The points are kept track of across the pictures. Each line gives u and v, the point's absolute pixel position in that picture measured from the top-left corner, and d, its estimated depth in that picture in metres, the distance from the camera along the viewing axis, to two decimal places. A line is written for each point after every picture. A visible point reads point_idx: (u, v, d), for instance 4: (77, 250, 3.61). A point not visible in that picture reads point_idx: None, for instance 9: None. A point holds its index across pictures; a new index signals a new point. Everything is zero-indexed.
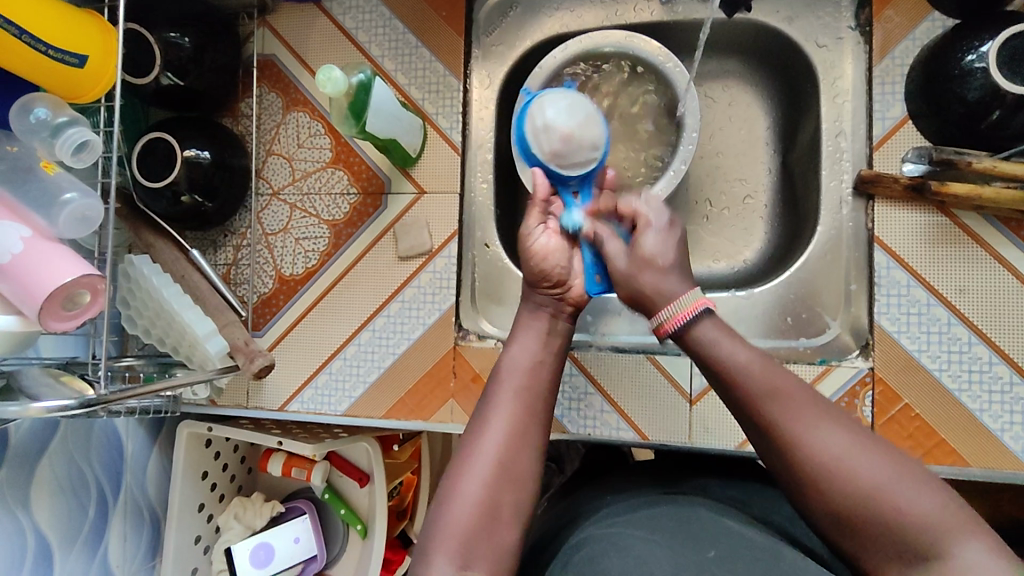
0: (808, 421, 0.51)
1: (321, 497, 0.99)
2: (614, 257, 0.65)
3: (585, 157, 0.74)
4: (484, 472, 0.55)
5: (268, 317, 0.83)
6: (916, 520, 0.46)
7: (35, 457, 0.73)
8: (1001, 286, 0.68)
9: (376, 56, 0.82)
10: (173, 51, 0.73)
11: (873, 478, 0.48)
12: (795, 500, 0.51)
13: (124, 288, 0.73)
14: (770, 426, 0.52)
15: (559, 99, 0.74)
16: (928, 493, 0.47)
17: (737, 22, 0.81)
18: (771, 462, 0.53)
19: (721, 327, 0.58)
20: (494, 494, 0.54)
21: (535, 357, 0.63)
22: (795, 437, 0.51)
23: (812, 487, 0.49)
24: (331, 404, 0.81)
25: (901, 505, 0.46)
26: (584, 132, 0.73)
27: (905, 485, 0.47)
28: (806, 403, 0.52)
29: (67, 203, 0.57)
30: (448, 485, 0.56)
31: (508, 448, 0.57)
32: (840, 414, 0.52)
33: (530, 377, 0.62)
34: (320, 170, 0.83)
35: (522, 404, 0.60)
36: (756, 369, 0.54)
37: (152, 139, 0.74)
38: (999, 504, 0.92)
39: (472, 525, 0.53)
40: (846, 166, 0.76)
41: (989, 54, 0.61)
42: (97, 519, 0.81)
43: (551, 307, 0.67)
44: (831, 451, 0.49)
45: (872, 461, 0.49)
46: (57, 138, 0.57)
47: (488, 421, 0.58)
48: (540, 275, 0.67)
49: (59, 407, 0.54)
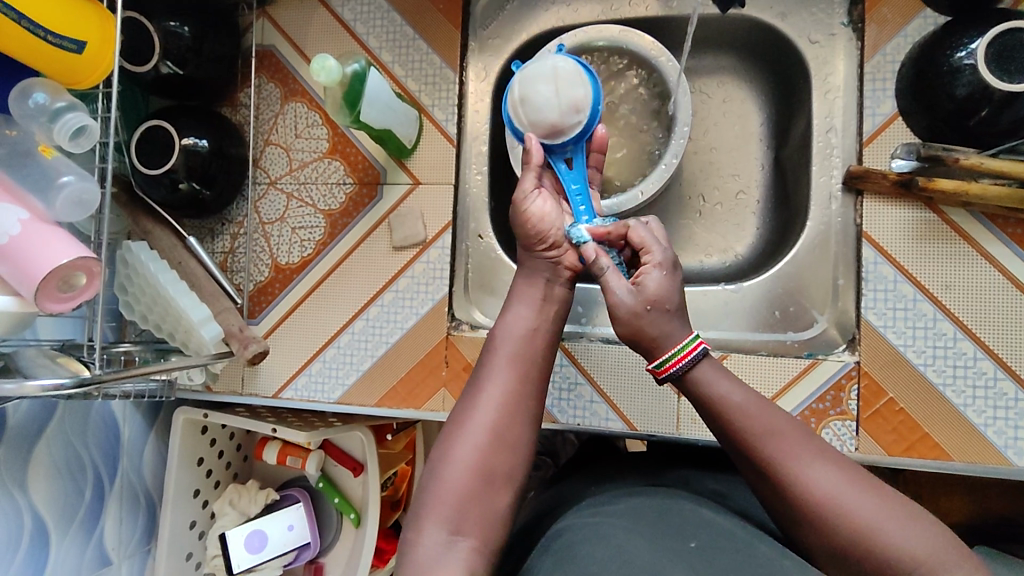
0: (803, 459, 0.53)
1: (315, 486, 1.00)
2: (617, 291, 0.63)
3: (564, 118, 0.70)
4: (477, 437, 0.57)
5: (263, 305, 0.84)
6: (911, 560, 0.48)
7: (33, 439, 0.74)
8: (987, 283, 0.69)
9: (374, 48, 0.83)
10: (172, 41, 0.74)
11: (867, 519, 0.49)
12: (796, 540, 0.53)
13: (122, 274, 0.74)
14: (769, 467, 0.54)
15: (549, 61, 0.71)
16: (918, 531, 0.49)
17: (731, 18, 0.82)
18: (768, 500, 0.55)
19: (717, 369, 0.60)
20: (486, 458, 0.56)
21: (531, 325, 0.65)
22: (791, 480, 0.53)
23: (811, 527, 0.51)
24: (324, 392, 0.82)
25: (893, 545, 0.48)
26: (564, 90, 0.70)
27: (900, 525, 0.49)
28: (799, 444, 0.54)
29: (63, 186, 0.58)
30: (440, 449, 0.57)
31: (502, 414, 0.58)
32: (830, 454, 0.54)
33: (522, 345, 0.63)
34: (317, 160, 0.84)
35: (515, 372, 0.61)
36: (752, 412, 0.56)
37: (151, 127, 0.75)
38: (985, 501, 0.92)
39: (463, 489, 0.54)
40: (836, 162, 0.77)
41: (978, 51, 0.62)
42: (94, 501, 0.82)
43: (546, 273, 0.68)
44: (823, 489, 0.51)
45: (864, 501, 0.50)
46: (56, 122, 0.58)
47: (482, 387, 0.60)
48: (536, 239, 0.67)
49: (55, 386, 0.55)
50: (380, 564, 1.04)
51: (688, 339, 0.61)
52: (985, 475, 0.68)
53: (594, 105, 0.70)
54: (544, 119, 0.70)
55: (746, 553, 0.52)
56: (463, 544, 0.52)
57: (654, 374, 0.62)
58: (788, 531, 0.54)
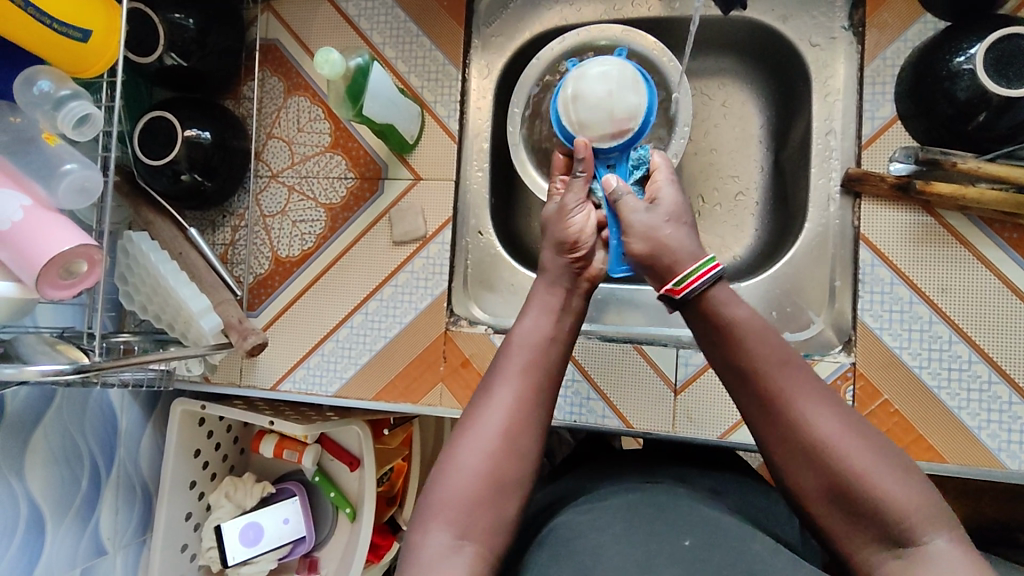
0: (808, 395, 0.53)
1: (310, 480, 1.01)
2: (632, 211, 0.64)
3: (619, 126, 0.73)
4: (487, 444, 0.56)
5: (263, 298, 0.84)
6: (900, 508, 0.48)
7: (30, 426, 0.74)
8: (982, 286, 0.69)
9: (377, 43, 0.83)
10: (176, 32, 0.74)
11: (863, 462, 0.50)
12: (781, 474, 0.54)
13: (123, 264, 0.75)
14: (773, 396, 0.54)
15: (600, 68, 0.74)
16: (909, 482, 0.49)
17: (733, 20, 0.82)
18: (764, 429, 0.54)
19: (733, 295, 0.58)
20: (496, 468, 0.55)
21: (549, 333, 0.62)
22: (793, 413, 0.53)
23: (806, 462, 0.52)
24: (322, 385, 0.82)
25: (885, 493, 0.49)
26: (618, 100, 0.72)
27: (892, 475, 0.50)
28: (804, 380, 0.54)
29: (66, 174, 0.58)
30: (447, 456, 0.57)
31: (513, 421, 0.57)
32: (834, 396, 0.54)
33: (537, 351, 0.61)
34: (319, 154, 0.84)
35: (528, 378, 0.60)
36: (764, 341, 0.55)
37: (154, 118, 0.75)
38: (979, 506, 0.93)
39: (469, 494, 0.54)
40: (835, 164, 0.77)
41: (977, 57, 0.62)
42: (90, 491, 0.83)
43: (567, 282, 0.65)
44: (825, 427, 0.52)
45: (862, 446, 0.51)
46: (60, 110, 0.59)
47: (495, 392, 0.59)
48: (568, 241, 0.66)
49: (54, 371, 0.55)
50: (375, 559, 1.04)
51: (705, 260, 0.59)
52: (978, 478, 0.68)
53: (646, 114, 0.73)
54: (597, 127, 0.73)
55: (739, 549, 0.52)
56: (470, 548, 0.53)
57: (671, 295, 0.59)
58: (776, 463, 0.54)
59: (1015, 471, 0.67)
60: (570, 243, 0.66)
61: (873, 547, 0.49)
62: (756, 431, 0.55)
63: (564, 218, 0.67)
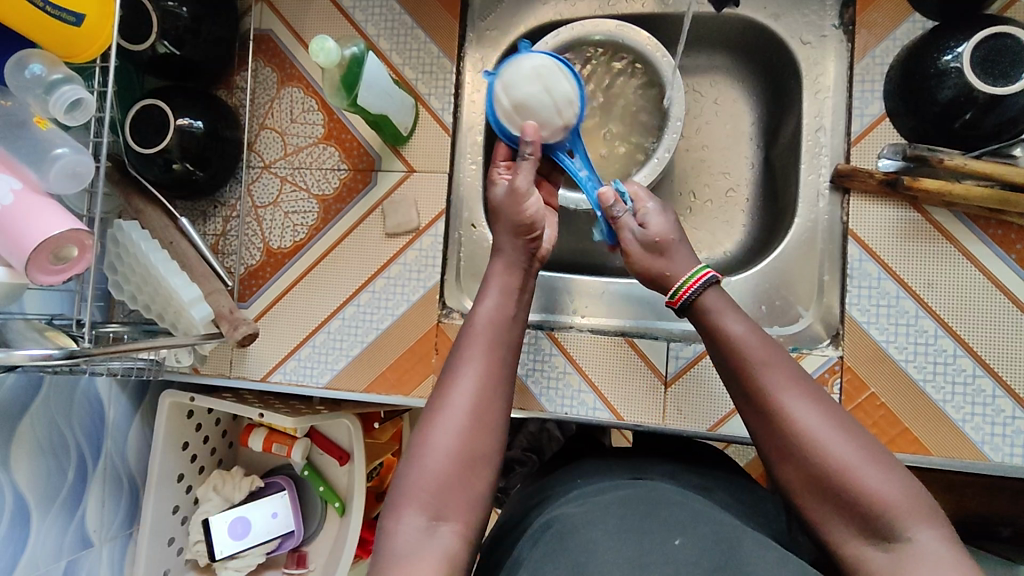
0: (793, 392, 0.55)
1: (300, 474, 0.99)
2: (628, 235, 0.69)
3: (563, 115, 0.72)
4: (455, 424, 0.56)
5: (254, 289, 0.84)
6: (881, 503, 0.49)
7: (17, 416, 0.73)
8: (968, 282, 0.70)
9: (371, 35, 0.83)
10: (169, 20, 0.74)
11: (846, 457, 0.51)
12: (770, 467, 0.55)
13: (113, 253, 0.74)
14: (759, 396, 0.56)
15: (524, 68, 0.71)
16: (893, 478, 0.50)
17: (726, 17, 0.83)
18: (756, 430, 0.56)
19: (724, 301, 0.63)
20: (468, 446, 0.56)
21: (508, 312, 0.64)
22: (777, 408, 0.54)
23: (790, 456, 0.53)
24: (313, 376, 0.82)
25: (866, 487, 0.49)
26: (557, 93, 0.71)
27: (877, 471, 0.50)
28: (791, 379, 0.55)
29: (57, 158, 0.57)
30: (419, 439, 0.57)
31: (479, 400, 0.58)
32: (823, 394, 0.55)
33: (495, 332, 0.62)
34: (312, 146, 0.84)
35: (489, 358, 0.61)
36: (752, 343, 0.58)
37: (146, 106, 0.75)
38: (962, 500, 0.94)
39: (443, 475, 0.54)
40: (824, 160, 0.78)
41: (964, 55, 0.64)
42: (76, 482, 0.82)
43: (522, 262, 0.67)
44: (810, 424, 0.53)
45: (847, 443, 0.52)
46: (51, 95, 0.58)
47: (459, 374, 0.59)
48: (525, 224, 0.67)
49: (43, 356, 0.55)
50: (364, 554, 1.04)
51: (696, 269, 0.65)
52: (961, 470, 0.70)
53: (583, 94, 0.72)
54: (544, 123, 0.72)
55: (728, 543, 0.53)
56: (445, 528, 0.53)
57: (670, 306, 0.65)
58: (765, 460, 0.55)
59: (998, 464, 0.68)
60: (526, 226, 0.67)
61: (858, 541, 0.50)
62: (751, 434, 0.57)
63: (517, 201, 0.67)
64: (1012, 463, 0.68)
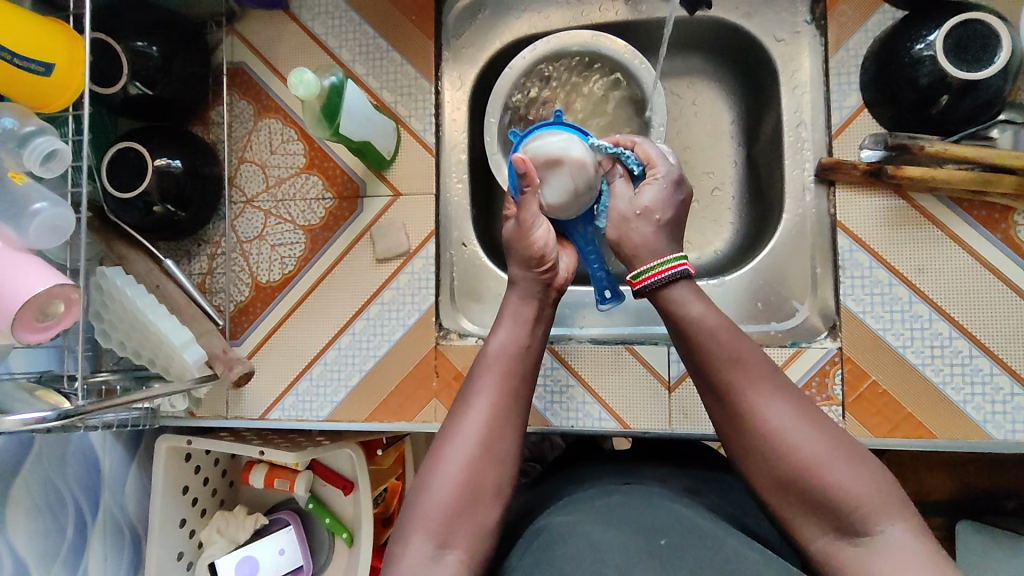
0: (761, 391, 0.55)
1: (305, 508, 0.97)
2: (618, 197, 0.68)
3: (582, 200, 0.71)
4: (464, 454, 0.56)
5: (245, 325, 0.83)
6: (855, 498, 0.50)
7: (10, 477, 0.71)
8: (957, 265, 0.71)
9: (346, 61, 0.83)
10: (140, 60, 0.72)
11: (812, 452, 0.52)
12: (740, 465, 0.56)
13: (97, 301, 0.71)
14: (727, 392, 0.56)
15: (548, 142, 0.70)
16: (862, 472, 0.51)
17: (699, 19, 0.84)
18: (724, 424, 0.57)
19: (691, 291, 0.61)
20: (476, 477, 0.55)
21: (520, 344, 0.63)
22: (746, 407, 0.55)
23: (759, 457, 0.54)
24: (312, 410, 0.80)
25: (838, 483, 0.51)
26: (580, 176, 0.69)
27: (845, 465, 0.52)
28: (760, 373, 0.56)
29: (36, 213, 0.55)
30: (427, 469, 0.56)
31: (488, 434, 0.57)
32: (793, 391, 0.56)
33: (513, 363, 0.62)
34: (294, 176, 0.83)
35: (501, 386, 0.60)
36: (722, 338, 0.57)
37: (122, 149, 0.73)
38: (966, 478, 0.94)
39: (452, 502, 0.54)
40: (807, 154, 0.79)
41: (936, 43, 0.65)
42: (76, 538, 0.79)
43: (538, 292, 0.66)
44: (778, 423, 0.54)
45: (816, 438, 0.53)
46: (25, 148, 0.56)
47: (472, 401, 0.59)
48: (530, 258, 0.66)
49: (37, 419, 0.53)
50: None
51: (669, 258, 0.62)
52: (965, 450, 0.70)
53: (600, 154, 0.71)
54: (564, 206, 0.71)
55: (738, 545, 0.53)
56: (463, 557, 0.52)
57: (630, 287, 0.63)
58: (734, 456, 0.57)
59: (1001, 441, 0.69)
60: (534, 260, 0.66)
61: (826, 537, 0.51)
62: (718, 429, 0.58)
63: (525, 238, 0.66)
64: (1014, 440, 0.68)
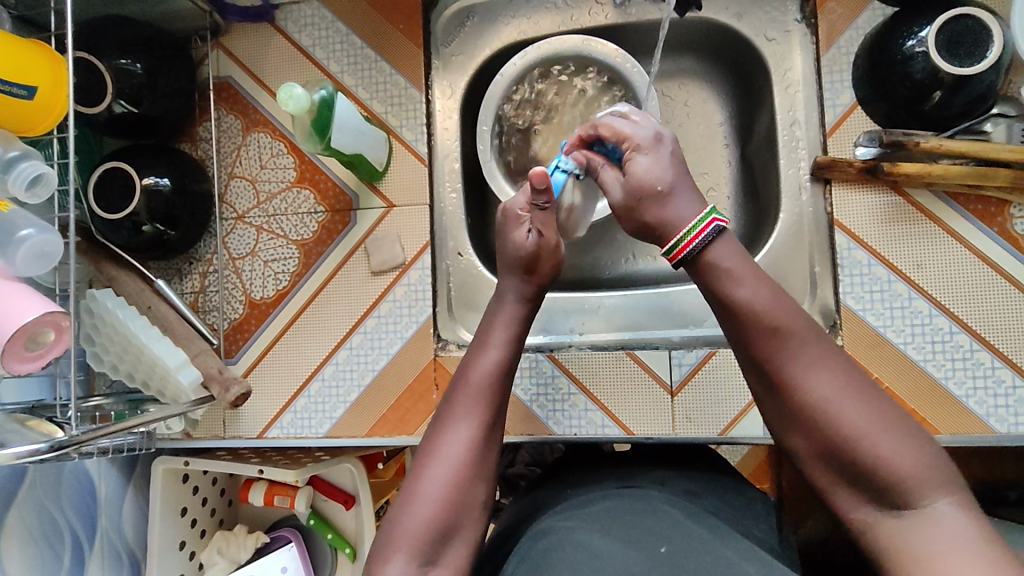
0: (806, 361, 0.50)
1: (306, 524, 0.96)
2: (612, 191, 0.60)
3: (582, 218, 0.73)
4: (446, 473, 0.54)
5: (240, 344, 0.81)
6: (900, 474, 0.47)
7: (3, 508, 0.70)
8: (956, 260, 0.71)
9: (335, 72, 0.81)
10: (124, 78, 0.71)
11: (858, 427, 0.48)
12: (778, 431, 0.53)
13: (88, 323, 0.71)
14: (766, 361, 0.51)
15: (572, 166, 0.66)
16: (910, 444, 0.48)
17: (689, 20, 0.83)
18: (764, 391, 0.53)
19: (733, 251, 0.54)
20: (458, 495, 0.54)
21: (505, 359, 0.60)
22: (786, 378, 0.50)
23: (799, 427, 0.50)
24: (311, 427, 0.79)
25: (882, 459, 0.47)
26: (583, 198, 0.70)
27: (893, 438, 0.48)
28: (804, 341, 0.51)
29: (23, 241, 0.54)
30: (409, 487, 0.55)
31: (470, 451, 0.56)
32: (839, 357, 0.51)
33: (494, 380, 0.59)
34: (285, 190, 0.82)
35: (484, 404, 0.58)
36: (763, 304, 0.51)
37: (108, 169, 0.72)
38: (970, 469, 0.94)
39: (432, 525, 0.52)
40: (802, 154, 0.79)
41: (928, 39, 0.65)
42: (74, 567, 0.78)
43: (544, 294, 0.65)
44: (821, 395, 0.49)
45: (862, 409, 0.49)
46: (10, 173, 0.55)
47: (454, 420, 0.57)
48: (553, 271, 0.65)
49: (29, 452, 0.52)
50: None
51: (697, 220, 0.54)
52: (970, 445, 0.70)
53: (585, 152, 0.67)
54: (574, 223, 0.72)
55: (747, 552, 0.52)
56: None
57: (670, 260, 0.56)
58: (773, 423, 0.53)
59: (1004, 434, 0.69)
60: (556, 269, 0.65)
61: (866, 508, 0.49)
62: (757, 393, 0.54)
63: (552, 256, 0.64)
64: (1018, 433, 0.68)
